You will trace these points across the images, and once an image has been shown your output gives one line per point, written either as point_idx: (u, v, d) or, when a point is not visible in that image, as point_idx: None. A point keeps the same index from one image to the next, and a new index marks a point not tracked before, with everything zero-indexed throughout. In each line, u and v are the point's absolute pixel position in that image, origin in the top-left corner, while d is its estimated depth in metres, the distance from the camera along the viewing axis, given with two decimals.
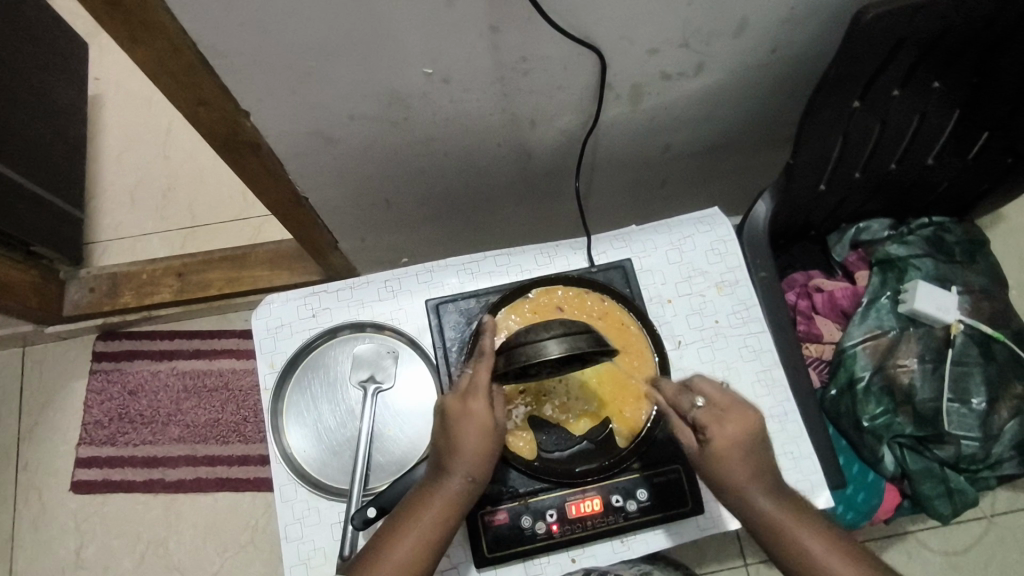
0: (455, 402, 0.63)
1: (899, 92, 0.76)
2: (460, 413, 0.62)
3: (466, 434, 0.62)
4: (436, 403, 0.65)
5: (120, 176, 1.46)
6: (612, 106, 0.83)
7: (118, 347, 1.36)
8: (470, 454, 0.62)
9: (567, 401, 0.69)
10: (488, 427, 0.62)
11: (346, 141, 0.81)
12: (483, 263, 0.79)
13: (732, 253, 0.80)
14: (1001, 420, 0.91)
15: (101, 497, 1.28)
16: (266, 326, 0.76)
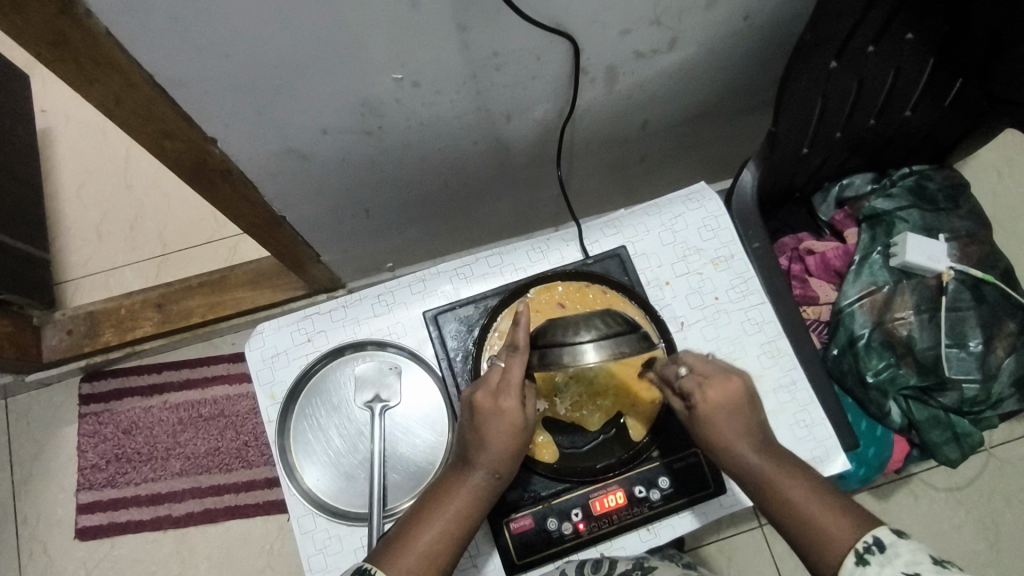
0: (484, 398, 0.61)
1: (875, 49, 0.76)
2: (488, 410, 0.61)
3: (493, 428, 0.61)
4: (463, 398, 0.64)
5: (83, 211, 1.41)
6: (588, 91, 0.81)
7: (105, 387, 1.32)
8: (496, 445, 0.60)
9: (578, 399, 0.68)
10: (517, 420, 0.61)
11: (320, 155, 0.78)
12: (476, 265, 0.77)
13: (725, 227, 0.79)
14: (998, 359, 0.92)
15: (109, 541, 1.25)
16: (262, 357, 0.74)
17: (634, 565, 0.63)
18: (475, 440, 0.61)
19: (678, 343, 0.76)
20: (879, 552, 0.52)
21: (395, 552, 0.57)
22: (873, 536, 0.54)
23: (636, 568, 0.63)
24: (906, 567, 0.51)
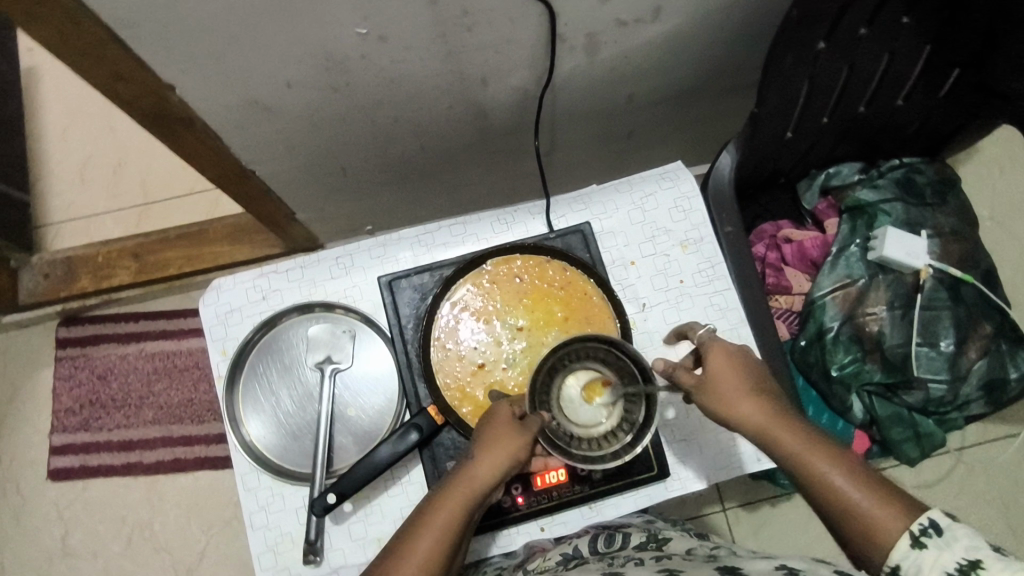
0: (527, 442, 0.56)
1: (866, 31, 0.73)
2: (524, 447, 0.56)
3: (491, 434, 0.57)
4: (495, 420, 0.58)
5: (66, 155, 1.39)
6: (566, 58, 0.78)
7: (81, 332, 1.32)
8: (490, 451, 0.56)
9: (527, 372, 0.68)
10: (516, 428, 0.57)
11: (286, 110, 0.76)
12: (438, 233, 0.76)
13: (696, 209, 0.77)
14: (969, 361, 0.91)
15: (81, 483, 1.27)
16: (215, 312, 0.73)
17: (648, 538, 0.63)
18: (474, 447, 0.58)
19: (638, 324, 0.75)
20: (937, 535, 0.46)
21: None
22: (928, 516, 0.48)
23: (649, 540, 0.63)
24: (966, 553, 0.45)
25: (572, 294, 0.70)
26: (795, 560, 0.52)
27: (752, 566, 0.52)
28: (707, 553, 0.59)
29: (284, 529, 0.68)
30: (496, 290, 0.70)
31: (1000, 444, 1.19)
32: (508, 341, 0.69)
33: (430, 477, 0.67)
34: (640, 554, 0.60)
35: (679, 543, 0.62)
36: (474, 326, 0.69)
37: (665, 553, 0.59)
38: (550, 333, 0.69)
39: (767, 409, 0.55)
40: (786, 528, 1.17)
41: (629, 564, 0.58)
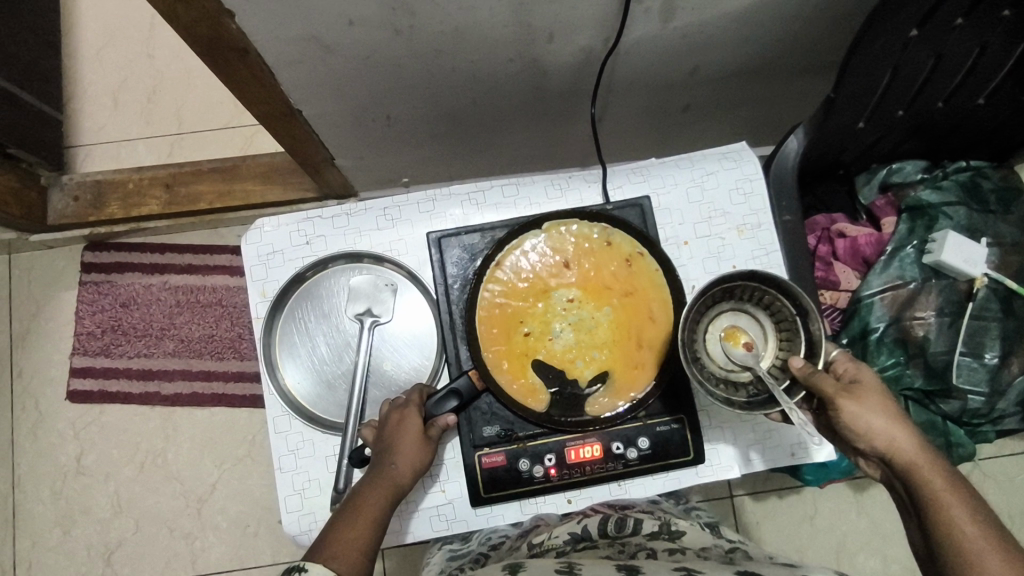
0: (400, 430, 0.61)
1: (963, 22, 0.68)
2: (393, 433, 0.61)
3: (399, 440, 0.60)
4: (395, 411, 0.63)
5: (101, 75, 1.36)
6: (640, 22, 0.74)
7: (107, 259, 1.31)
8: (408, 455, 0.60)
9: (574, 346, 0.66)
10: (424, 437, 0.61)
11: (344, 50, 0.73)
12: (489, 193, 0.73)
13: (757, 194, 0.75)
14: (1010, 376, 0.88)
15: (98, 407, 1.28)
16: (256, 252, 0.72)
17: (661, 528, 0.64)
18: (383, 453, 0.60)
19: None
20: None
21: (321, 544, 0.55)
22: None
23: (663, 530, 0.64)
24: None
25: (627, 269, 0.67)
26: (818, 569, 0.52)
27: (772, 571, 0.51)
28: (722, 554, 0.59)
29: (313, 475, 0.68)
30: (550, 258, 0.68)
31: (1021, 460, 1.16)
32: (559, 311, 0.67)
33: (464, 439, 0.67)
34: (653, 544, 0.61)
35: (693, 537, 0.63)
36: (524, 293, 0.67)
37: (679, 547, 0.60)
38: (602, 309, 0.67)
39: (920, 444, 0.55)
40: (792, 520, 1.17)
41: (640, 554, 0.59)
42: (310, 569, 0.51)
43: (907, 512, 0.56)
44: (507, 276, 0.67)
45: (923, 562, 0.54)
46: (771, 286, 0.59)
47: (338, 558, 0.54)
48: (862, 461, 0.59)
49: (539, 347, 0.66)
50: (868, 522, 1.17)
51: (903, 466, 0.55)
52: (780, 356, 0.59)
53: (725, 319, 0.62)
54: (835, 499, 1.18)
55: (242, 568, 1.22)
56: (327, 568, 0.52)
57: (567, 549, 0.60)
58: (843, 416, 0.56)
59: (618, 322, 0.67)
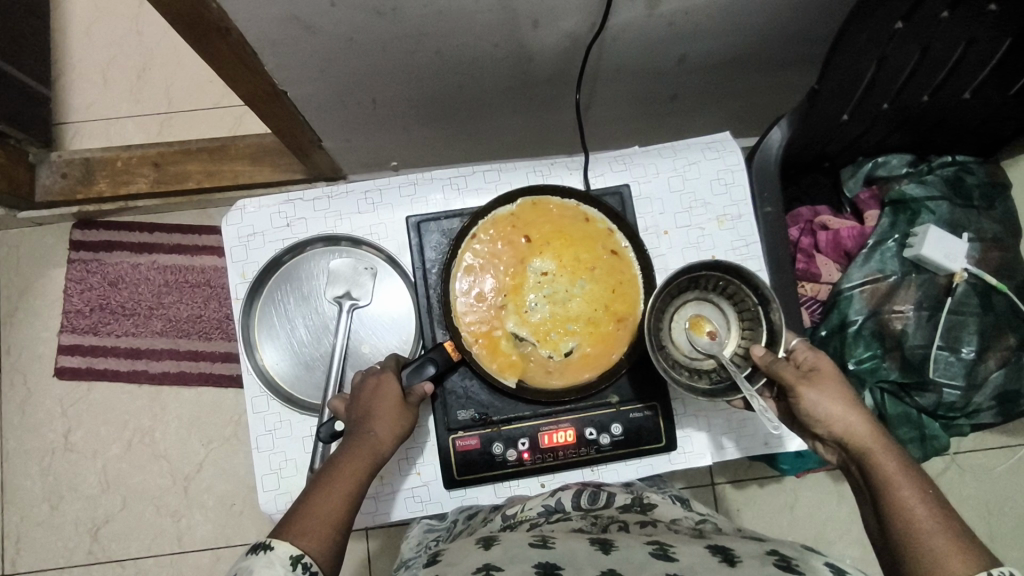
0: (368, 399, 0.61)
1: (948, 16, 0.68)
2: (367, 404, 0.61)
3: (374, 408, 0.60)
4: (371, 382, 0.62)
5: (91, 52, 1.35)
6: (626, 9, 0.74)
7: (95, 237, 1.31)
8: (387, 423, 0.60)
9: (547, 313, 0.66)
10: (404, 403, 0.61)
11: (328, 31, 0.72)
12: (471, 178, 0.74)
13: (739, 185, 0.75)
14: (987, 370, 0.89)
15: (86, 384, 1.29)
16: (237, 233, 0.72)
17: (633, 501, 0.64)
18: (361, 423, 0.60)
19: None
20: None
21: (292, 520, 0.54)
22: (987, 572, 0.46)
23: (635, 504, 0.63)
24: None
25: (598, 249, 0.67)
26: (787, 548, 0.52)
27: (743, 549, 0.51)
28: (693, 527, 0.60)
29: (289, 455, 0.69)
30: (523, 229, 0.67)
31: (998, 453, 1.18)
32: (533, 283, 0.66)
33: (439, 423, 0.67)
34: (625, 517, 0.61)
35: (664, 510, 0.63)
36: (502, 263, 0.67)
37: (651, 520, 0.60)
38: (577, 282, 0.66)
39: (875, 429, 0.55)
40: (771, 507, 1.19)
41: (613, 526, 0.58)
42: (276, 547, 0.51)
43: (862, 494, 0.56)
44: (478, 252, 0.67)
45: (878, 545, 0.54)
46: (733, 275, 0.60)
47: (308, 536, 0.53)
48: (821, 446, 0.60)
49: (514, 317, 0.66)
50: (846, 511, 1.19)
51: (858, 449, 0.55)
52: (742, 345, 0.60)
53: (690, 308, 0.62)
54: (813, 489, 1.20)
55: (228, 546, 1.24)
56: (294, 545, 0.52)
57: (540, 521, 0.60)
58: (803, 402, 0.56)
59: (593, 297, 0.66)
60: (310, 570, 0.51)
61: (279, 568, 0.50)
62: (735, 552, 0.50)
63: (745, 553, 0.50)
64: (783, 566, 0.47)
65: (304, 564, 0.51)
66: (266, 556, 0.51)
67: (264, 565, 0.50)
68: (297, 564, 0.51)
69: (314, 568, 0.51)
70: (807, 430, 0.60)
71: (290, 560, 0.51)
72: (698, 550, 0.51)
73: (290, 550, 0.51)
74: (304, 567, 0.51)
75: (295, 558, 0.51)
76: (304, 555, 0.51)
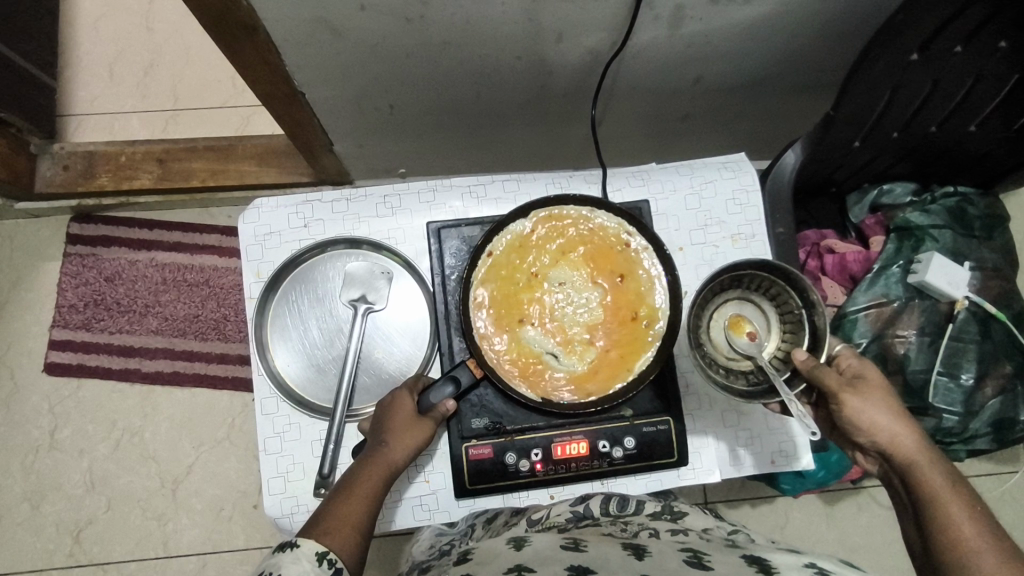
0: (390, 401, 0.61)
1: (962, 50, 0.70)
2: (391, 403, 0.61)
3: (390, 419, 0.60)
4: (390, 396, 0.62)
5: (98, 45, 1.34)
6: (648, 28, 0.75)
7: (94, 232, 1.29)
8: (402, 434, 0.59)
9: (575, 323, 0.67)
10: (417, 417, 0.60)
11: (354, 34, 0.72)
12: (489, 187, 0.74)
13: (753, 205, 0.76)
14: (984, 397, 0.91)
15: (76, 381, 1.26)
16: (253, 232, 0.71)
17: (663, 509, 0.65)
18: (378, 434, 0.59)
19: None
20: None
21: (318, 520, 0.53)
22: None
23: (665, 512, 0.64)
24: None
25: (616, 261, 0.67)
26: (823, 560, 0.52)
27: (780, 559, 0.51)
28: (723, 536, 0.60)
29: (298, 459, 0.68)
30: (546, 241, 0.67)
31: (987, 479, 1.20)
32: (558, 291, 0.67)
33: (451, 430, 0.67)
34: (655, 525, 0.60)
35: (694, 519, 0.63)
36: (536, 263, 0.67)
37: (681, 528, 0.60)
38: (594, 293, 0.67)
39: (921, 442, 0.57)
40: (766, 528, 1.19)
41: (643, 533, 0.58)
42: (302, 543, 0.51)
43: (905, 506, 0.58)
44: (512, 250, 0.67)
45: (917, 555, 0.56)
46: (779, 277, 0.60)
47: (331, 533, 0.52)
48: (860, 456, 0.61)
49: (535, 324, 0.66)
50: (839, 534, 1.20)
51: (902, 460, 0.56)
52: (783, 347, 0.60)
53: (731, 308, 0.63)
54: (807, 511, 1.20)
55: (216, 552, 1.21)
56: (320, 541, 0.51)
57: (568, 526, 0.60)
58: (846, 409, 0.57)
59: (615, 315, 0.67)
60: (335, 567, 0.50)
61: (306, 564, 0.49)
62: (771, 562, 0.50)
63: (782, 563, 0.50)
64: None
65: (330, 560, 0.50)
66: (292, 553, 0.50)
67: (291, 562, 0.49)
68: (324, 560, 0.50)
69: (340, 564, 0.51)
70: (849, 439, 0.61)
71: (317, 557, 0.50)
72: (733, 559, 0.51)
73: (316, 547, 0.51)
74: (330, 563, 0.50)
75: (322, 554, 0.50)
76: (329, 551, 0.51)
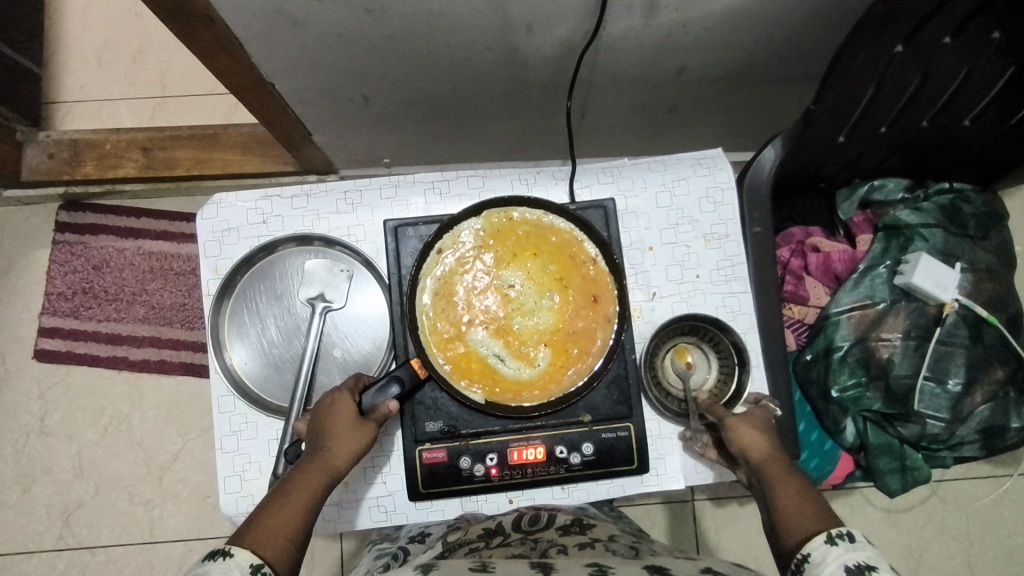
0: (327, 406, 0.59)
1: (950, 41, 0.66)
2: (328, 407, 0.59)
3: (330, 423, 0.58)
4: (329, 396, 0.60)
5: (86, 32, 1.33)
6: (622, 18, 0.72)
7: (82, 220, 1.30)
8: (343, 438, 0.57)
9: (526, 325, 0.65)
10: (359, 420, 0.58)
11: (315, 25, 0.70)
12: (453, 183, 0.72)
13: (728, 204, 0.73)
14: (972, 404, 0.87)
15: (65, 368, 1.27)
16: (212, 228, 0.70)
17: (572, 521, 0.68)
18: (317, 439, 0.58)
19: (645, 313, 0.71)
20: (848, 540, 0.51)
21: (252, 530, 0.53)
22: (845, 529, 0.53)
23: (574, 524, 0.68)
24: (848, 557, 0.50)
25: (576, 263, 0.66)
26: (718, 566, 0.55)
27: (678, 568, 0.53)
28: (628, 545, 0.64)
29: (254, 457, 0.68)
30: (494, 242, 0.66)
31: (982, 484, 1.16)
32: (509, 291, 0.66)
33: (406, 433, 0.66)
34: (564, 540, 0.64)
35: (601, 529, 0.68)
36: (487, 263, 0.66)
37: (589, 541, 0.65)
38: (548, 295, 0.66)
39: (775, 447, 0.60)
40: (749, 527, 1.18)
41: (551, 550, 0.62)
42: (236, 554, 0.50)
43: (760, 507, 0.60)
44: (463, 251, 0.66)
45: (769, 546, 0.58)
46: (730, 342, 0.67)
47: (264, 545, 0.52)
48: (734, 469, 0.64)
49: (482, 325, 0.65)
50: None
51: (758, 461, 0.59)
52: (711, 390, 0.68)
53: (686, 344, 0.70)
54: None
55: (200, 539, 1.22)
56: (254, 553, 0.51)
57: (480, 545, 0.63)
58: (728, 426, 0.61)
59: (572, 317, 0.65)
60: None
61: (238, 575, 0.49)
62: (671, 571, 0.53)
63: (679, 571, 0.53)
64: None
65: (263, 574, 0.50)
66: (225, 563, 0.50)
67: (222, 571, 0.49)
68: (258, 573, 0.50)
69: None
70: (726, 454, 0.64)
71: (250, 569, 0.50)
72: (634, 569, 0.53)
73: (251, 559, 0.50)
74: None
75: (256, 567, 0.50)
76: (264, 565, 0.50)
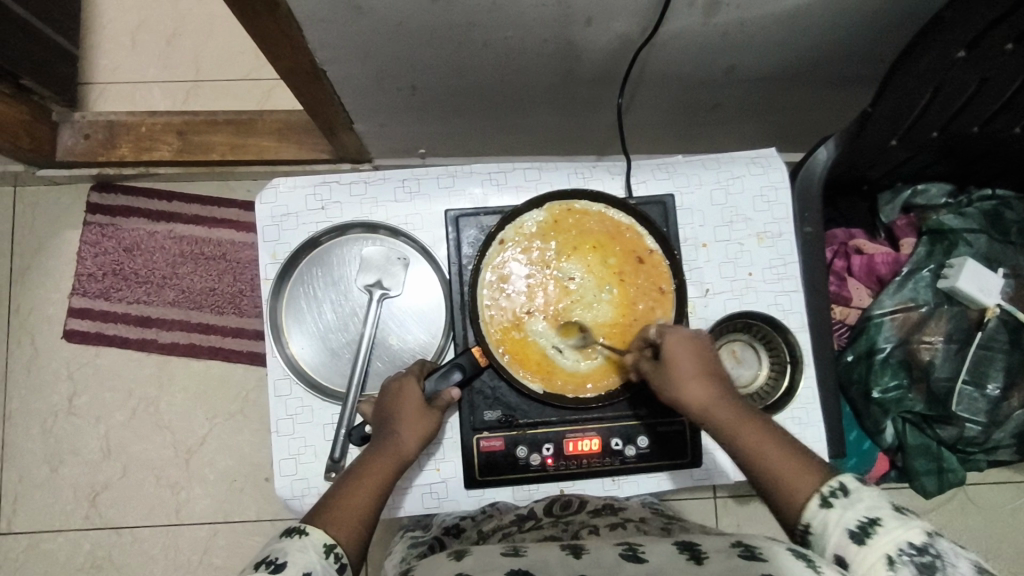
0: (392, 393, 0.60)
1: (1013, 47, 0.65)
2: (394, 393, 0.60)
3: (399, 409, 0.59)
4: (391, 382, 0.61)
5: (121, 14, 1.33)
6: (683, 14, 0.72)
7: (114, 202, 1.30)
8: (412, 425, 0.59)
9: (585, 318, 0.66)
10: (426, 407, 0.60)
11: (379, 13, 0.70)
12: (511, 175, 0.72)
13: (782, 203, 0.74)
14: (1011, 408, 0.87)
15: (94, 349, 1.28)
16: (271, 212, 0.71)
17: (602, 505, 0.66)
18: (385, 425, 0.59)
19: (697, 309, 0.72)
20: (843, 496, 0.52)
21: (324, 510, 0.54)
22: (839, 481, 0.53)
23: (606, 508, 0.66)
24: (866, 510, 0.50)
25: (634, 257, 0.66)
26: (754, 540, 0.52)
27: (709, 544, 0.52)
28: (660, 526, 0.62)
29: (309, 440, 0.68)
30: (555, 234, 0.66)
31: (1003, 488, 1.17)
32: (568, 284, 0.66)
33: (465, 422, 0.66)
34: (596, 522, 0.63)
35: (634, 511, 0.66)
36: (549, 254, 0.66)
37: (621, 520, 0.63)
38: (607, 288, 0.66)
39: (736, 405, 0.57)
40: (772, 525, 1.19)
41: (583, 532, 0.61)
42: (310, 533, 0.51)
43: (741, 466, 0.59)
44: (525, 241, 0.66)
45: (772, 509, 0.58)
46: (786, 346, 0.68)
47: (337, 525, 0.53)
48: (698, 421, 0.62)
49: (540, 316, 0.65)
50: None
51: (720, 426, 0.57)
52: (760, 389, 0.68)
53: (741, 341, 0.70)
54: None
55: (226, 522, 1.23)
56: (327, 533, 0.52)
57: (513, 530, 0.62)
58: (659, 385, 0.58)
59: (630, 311, 0.66)
60: (340, 561, 0.51)
61: (313, 554, 0.50)
62: (700, 545, 0.52)
63: (710, 548, 0.51)
64: (746, 556, 0.49)
65: (336, 554, 0.51)
66: (300, 541, 0.51)
67: (298, 550, 0.50)
68: (330, 553, 0.51)
69: (344, 559, 0.52)
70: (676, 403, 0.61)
71: (324, 548, 0.51)
72: (666, 547, 0.52)
73: (323, 538, 0.51)
74: (336, 557, 0.51)
75: (329, 547, 0.51)
76: (337, 545, 0.51)
